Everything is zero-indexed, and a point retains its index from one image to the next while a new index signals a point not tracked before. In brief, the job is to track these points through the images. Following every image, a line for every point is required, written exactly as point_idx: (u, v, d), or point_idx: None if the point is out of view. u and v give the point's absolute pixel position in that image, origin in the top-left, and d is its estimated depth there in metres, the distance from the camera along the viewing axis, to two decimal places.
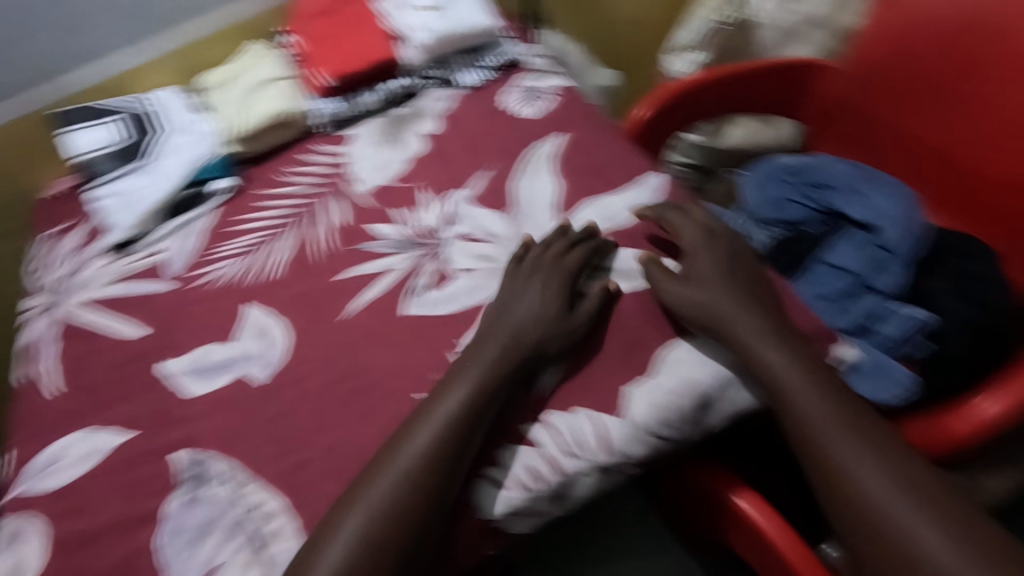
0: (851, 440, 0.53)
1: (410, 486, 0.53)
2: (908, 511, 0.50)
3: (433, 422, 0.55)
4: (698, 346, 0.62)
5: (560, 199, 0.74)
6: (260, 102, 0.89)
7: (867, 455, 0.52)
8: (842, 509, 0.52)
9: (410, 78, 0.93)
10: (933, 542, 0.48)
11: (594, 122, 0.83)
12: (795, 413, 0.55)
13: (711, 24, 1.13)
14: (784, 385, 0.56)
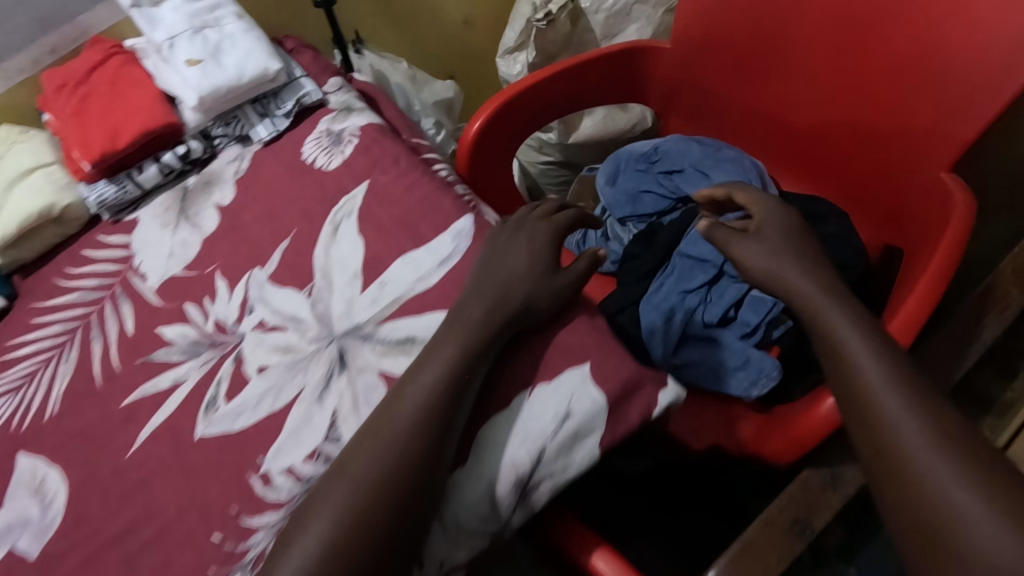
0: (894, 395, 0.51)
1: (399, 465, 0.48)
2: (958, 481, 0.46)
3: (414, 399, 0.50)
4: (512, 415, 0.53)
5: (364, 264, 0.66)
6: (16, 200, 0.76)
7: (911, 414, 0.50)
8: (885, 473, 0.49)
9: (196, 140, 0.81)
10: (975, 514, 0.44)
11: (404, 161, 0.75)
12: (854, 369, 0.55)
13: (524, 23, 1.07)
14: (849, 345, 0.56)
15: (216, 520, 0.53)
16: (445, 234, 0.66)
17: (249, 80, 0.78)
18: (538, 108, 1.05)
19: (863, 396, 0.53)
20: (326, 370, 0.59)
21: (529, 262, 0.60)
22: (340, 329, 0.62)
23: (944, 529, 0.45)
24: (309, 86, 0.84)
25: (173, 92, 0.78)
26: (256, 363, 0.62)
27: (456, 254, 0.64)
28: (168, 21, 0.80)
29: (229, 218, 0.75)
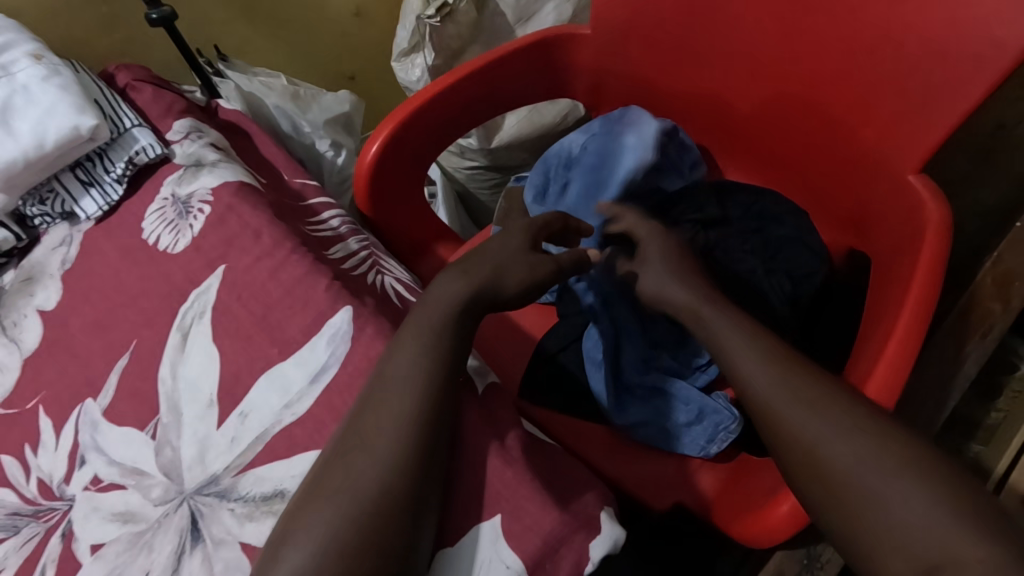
0: (792, 396, 0.47)
1: (360, 533, 0.39)
2: (874, 471, 0.42)
3: (390, 396, 0.45)
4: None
5: (221, 388, 0.52)
6: None
7: (810, 411, 0.46)
8: (807, 483, 0.45)
9: (8, 227, 0.65)
10: (906, 506, 0.40)
11: (267, 236, 0.60)
12: (737, 371, 0.51)
13: (415, 19, 0.90)
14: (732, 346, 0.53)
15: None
16: (318, 338, 0.53)
17: (55, 146, 0.61)
18: (435, 125, 0.86)
19: (756, 407, 0.49)
20: (175, 544, 0.47)
21: (408, 358, 0.47)
22: (192, 483, 0.49)
23: (882, 529, 0.40)
24: (145, 139, 0.67)
25: None
26: (89, 540, 0.49)
27: (332, 366, 0.51)
28: None
29: (57, 326, 0.60)
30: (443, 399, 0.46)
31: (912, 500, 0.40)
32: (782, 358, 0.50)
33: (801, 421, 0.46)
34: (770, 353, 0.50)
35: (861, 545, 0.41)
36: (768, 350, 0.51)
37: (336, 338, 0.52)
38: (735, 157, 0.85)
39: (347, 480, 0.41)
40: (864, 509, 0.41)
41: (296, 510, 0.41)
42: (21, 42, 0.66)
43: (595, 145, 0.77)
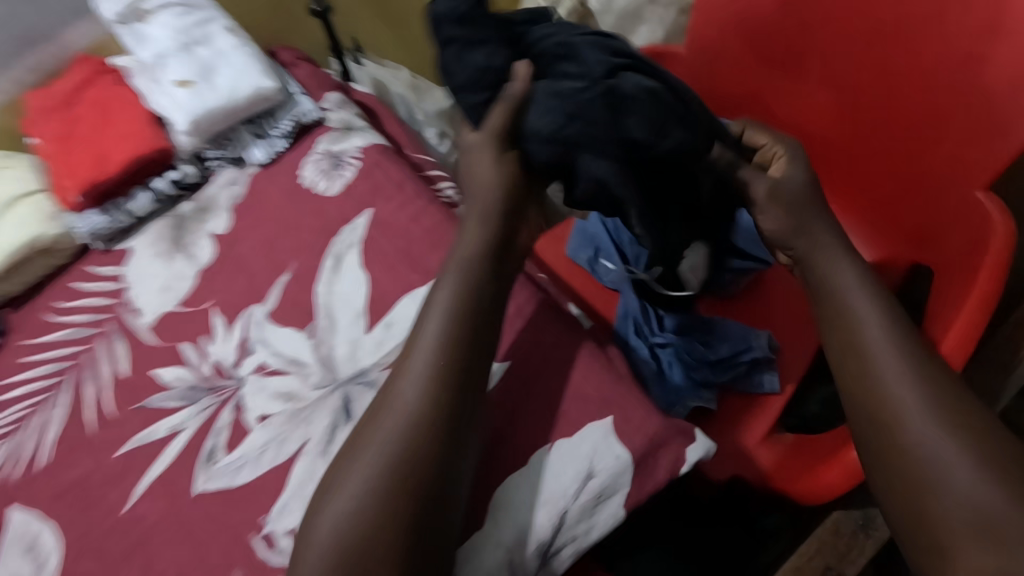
0: (913, 373, 0.49)
1: (382, 502, 0.43)
2: (970, 476, 0.44)
3: (428, 340, 0.49)
4: (541, 472, 0.49)
5: (368, 303, 0.62)
6: (6, 233, 0.74)
7: (918, 384, 0.48)
8: (885, 457, 0.48)
9: (191, 165, 0.77)
10: (970, 494, 0.43)
11: (409, 188, 0.71)
12: (856, 335, 0.52)
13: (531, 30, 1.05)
14: (847, 313, 0.54)
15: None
16: None
17: (243, 100, 0.75)
18: None
19: (856, 373, 0.51)
20: (330, 420, 0.56)
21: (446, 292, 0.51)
22: (344, 373, 0.59)
23: (951, 512, 0.44)
24: (306, 104, 0.80)
25: (162, 114, 0.75)
26: (256, 411, 0.59)
27: None
28: (155, 37, 0.75)
29: (228, 248, 0.72)
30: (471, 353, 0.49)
31: (992, 491, 0.43)
32: (897, 326, 0.52)
33: (912, 398, 0.48)
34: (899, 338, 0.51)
35: (925, 530, 0.45)
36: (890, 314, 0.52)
37: None
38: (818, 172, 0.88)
39: (364, 448, 0.46)
40: (944, 490, 0.44)
41: (346, 450, 0.47)
42: (218, 18, 0.79)
43: None
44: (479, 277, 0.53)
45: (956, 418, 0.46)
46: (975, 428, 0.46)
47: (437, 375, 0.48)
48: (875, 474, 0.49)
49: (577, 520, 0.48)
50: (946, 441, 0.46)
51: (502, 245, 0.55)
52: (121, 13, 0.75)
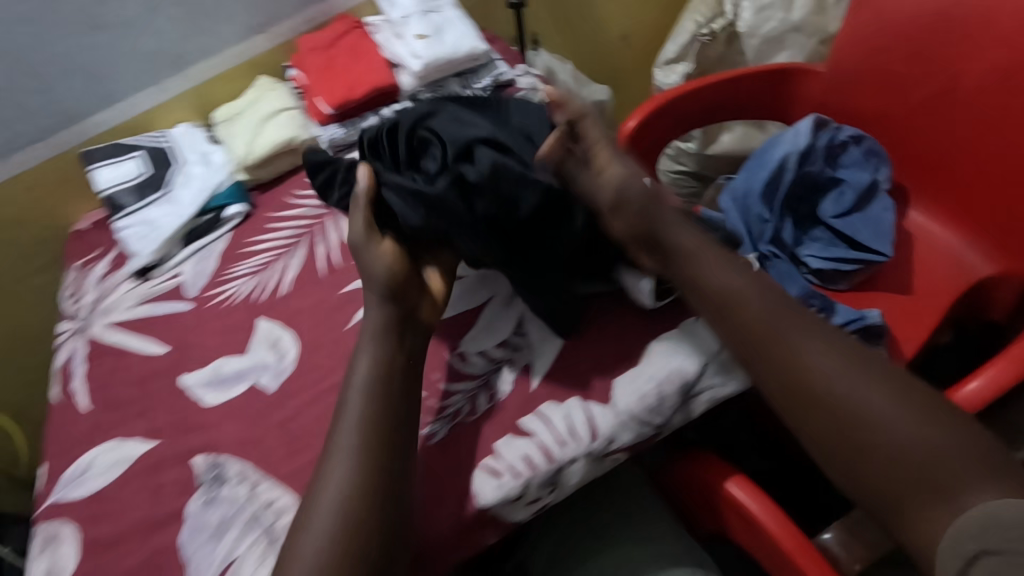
0: (822, 344, 0.55)
1: (361, 505, 0.50)
2: (904, 428, 0.49)
3: (355, 387, 0.56)
4: (688, 333, 0.62)
5: None
6: (268, 132, 0.95)
7: (834, 355, 0.54)
8: (824, 433, 0.52)
9: (407, 102, 0.96)
10: (909, 441, 0.49)
11: None
12: (755, 330, 0.56)
13: (689, 36, 1.18)
14: (742, 308, 0.57)
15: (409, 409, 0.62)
16: None
17: (463, 55, 0.94)
18: (685, 109, 1.10)
19: (788, 372, 0.54)
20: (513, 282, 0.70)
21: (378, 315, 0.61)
22: None
23: (907, 468, 0.48)
24: (504, 68, 0.99)
25: (399, 60, 0.95)
26: None
27: None
28: (403, 4, 0.97)
29: None
30: (397, 395, 0.57)
31: (927, 424, 0.49)
32: (783, 307, 0.57)
33: (829, 369, 0.53)
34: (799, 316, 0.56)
35: (892, 498, 0.49)
36: (751, 284, 0.58)
37: None
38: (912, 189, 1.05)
39: (326, 476, 0.52)
40: (885, 448, 0.49)
41: (312, 484, 0.53)
42: None
43: (778, 156, 0.98)
44: (384, 333, 0.60)
45: (879, 378, 0.52)
46: (887, 376, 0.53)
47: (378, 390, 0.56)
48: (821, 454, 0.53)
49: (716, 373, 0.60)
50: (874, 414, 0.51)
51: (404, 318, 0.62)
52: None
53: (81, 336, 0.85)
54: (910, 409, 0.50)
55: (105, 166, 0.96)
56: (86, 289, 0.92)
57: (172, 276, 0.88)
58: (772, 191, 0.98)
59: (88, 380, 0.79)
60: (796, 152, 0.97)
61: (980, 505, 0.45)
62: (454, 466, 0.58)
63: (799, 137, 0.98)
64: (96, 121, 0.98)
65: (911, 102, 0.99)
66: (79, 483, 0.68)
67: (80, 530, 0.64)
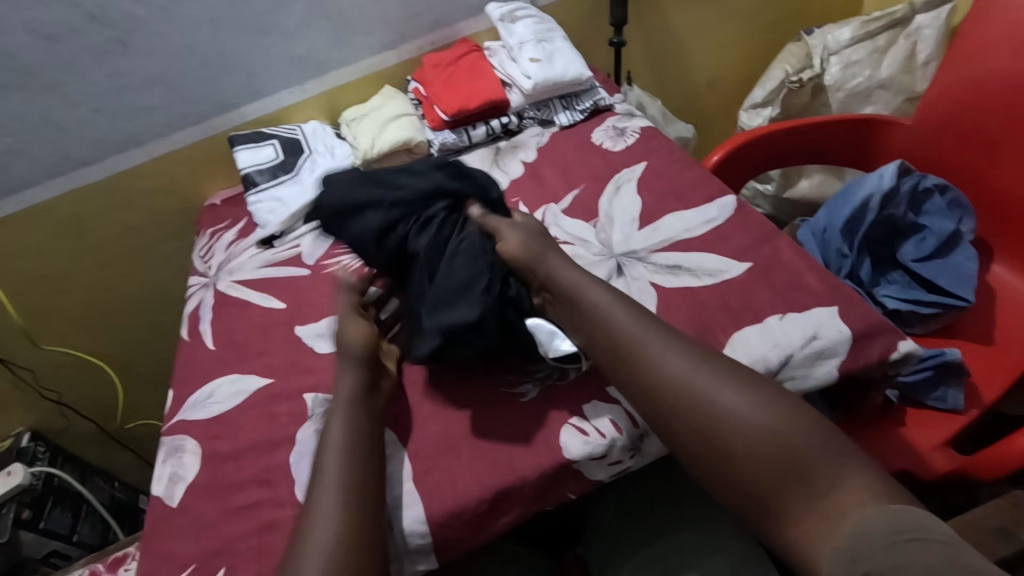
0: (684, 354, 0.61)
1: (357, 539, 0.54)
2: (759, 421, 0.56)
3: (332, 447, 0.60)
4: (773, 328, 0.66)
5: (641, 213, 0.84)
6: (388, 132, 1.06)
7: (691, 362, 0.60)
8: (697, 443, 0.57)
9: (512, 117, 1.08)
10: (769, 435, 0.55)
11: (678, 154, 0.94)
12: (624, 347, 0.62)
13: (777, 82, 1.25)
14: (602, 322, 0.64)
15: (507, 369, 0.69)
16: (712, 204, 0.82)
17: (569, 79, 1.04)
18: (770, 148, 1.16)
19: (657, 382, 0.60)
20: (606, 273, 0.77)
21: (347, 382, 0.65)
22: (619, 251, 0.79)
23: (768, 464, 0.54)
24: (604, 94, 1.08)
25: (511, 79, 1.07)
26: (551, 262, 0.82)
27: (720, 219, 0.80)
28: (518, 33, 1.10)
29: (532, 171, 0.99)
30: (372, 447, 0.61)
31: (778, 423, 0.56)
32: (641, 319, 0.64)
33: (689, 376, 0.59)
34: (651, 328, 0.63)
35: (761, 495, 0.54)
36: (617, 303, 0.66)
37: (721, 207, 0.81)
38: (998, 244, 1.06)
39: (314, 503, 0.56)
40: (746, 447, 0.55)
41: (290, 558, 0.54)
42: (557, 30, 1.12)
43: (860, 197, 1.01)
44: (354, 401, 0.63)
45: (730, 378, 0.59)
46: (738, 379, 0.59)
47: (353, 415, 0.62)
48: (692, 461, 0.58)
49: (800, 366, 0.63)
50: (729, 420, 0.57)
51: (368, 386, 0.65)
52: (502, 15, 1.11)
53: (209, 289, 0.96)
54: (765, 407, 0.57)
55: (244, 150, 1.08)
56: (215, 252, 1.03)
57: (293, 247, 0.99)
58: (852, 230, 1.01)
59: (213, 325, 0.89)
60: (880, 193, 1.00)
61: (839, 492, 0.52)
62: (545, 420, 0.63)
63: (883, 180, 1.00)
64: (245, 112, 1.13)
65: (1002, 158, 1.00)
66: (201, 407, 0.77)
67: (202, 444, 0.72)
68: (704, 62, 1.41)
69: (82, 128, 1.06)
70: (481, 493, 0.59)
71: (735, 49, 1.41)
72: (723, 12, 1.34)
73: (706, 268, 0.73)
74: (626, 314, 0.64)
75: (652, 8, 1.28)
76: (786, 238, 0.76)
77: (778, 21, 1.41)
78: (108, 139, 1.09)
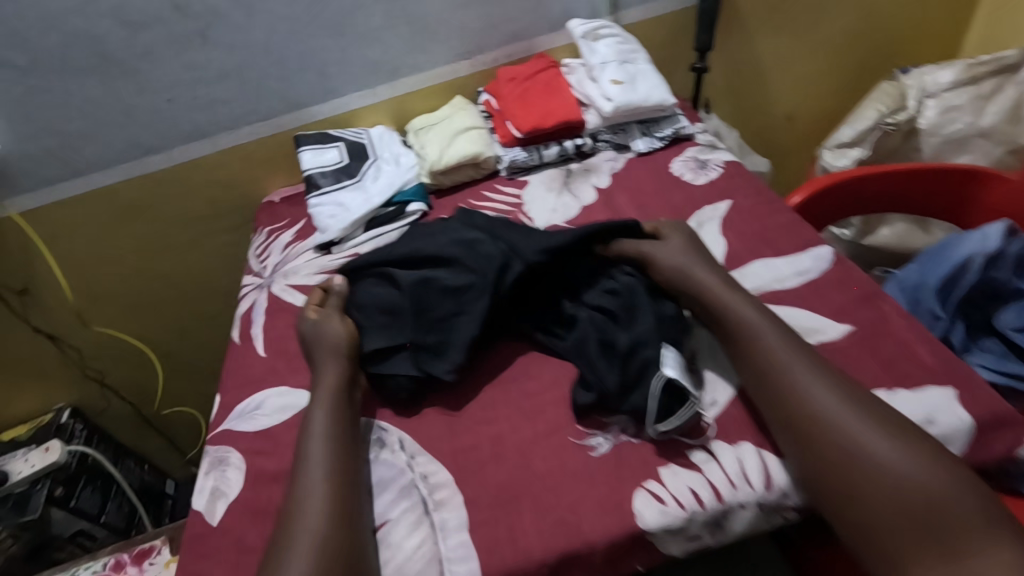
0: (831, 385, 0.57)
1: (346, 521, 0.55)
2: (901, 469, 0.51)
3: (318, 429, 0.61)
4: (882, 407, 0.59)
5: (726, 257, 0.78)
6: (457, 143, 1.02)
7: (838, 394, 0.56)
8: (816, 474, 0.53)
9: (586, 139, 1.03)
10: (911, 486, 0.50)
11: (766, 193, 0.87)
12: (763, 367, 0.59)
13: (870, 123, 1.17)
14: (751, 339, 0.61)
15: (579, 416, 0.63)
16: (806, 254, 0.76)
17: (651, 104, 0.99)
18: (854, 194, 1.09)
19: (794, 406, 0.56)
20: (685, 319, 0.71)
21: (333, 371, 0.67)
22: None
23: (904, 517, 0.49)
24: (686, 123, 1.03)
25: (589, 99, 1.02)
26: None
27: (815, 272, 0.73)
28: (601, 51, 1.05)
29: (605, 199, 0.94)
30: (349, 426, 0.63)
31: (921, 470, 0.50)
32: (789, 341, 0.60)
33: (833, 407, 0.55)
34: (797, 350, 0.59)
35: (889, 553, 0.49)
36: (766, 323, 0.62)
37: (816, 258, 0.75)
38: None
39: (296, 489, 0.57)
40: (882, 493, 0.50)
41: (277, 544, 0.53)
42: (640, 51, 1.07)
43: (956, 256, 0.94)
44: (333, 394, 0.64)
45: (877, 419, 0.54)
46: (886, 422, 0.54)
47: (335, 408, 0.63)
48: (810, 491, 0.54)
49: None
50: (870, 462, 0.51)
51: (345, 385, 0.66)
52: (584, 32, 1.07)
53: (263, 290, 0.94)
54: (911, 454, 0.51)
55: (310, 150, 1.06)
56: (271, 252, 1.01)
57: (351, 255, 0.96)
58: (945, 290, 0.93)
59: (265, 330, 0.86)
60: (981, 255, 0.91)
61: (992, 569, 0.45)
62: (617, 480, 0.58)
63: (986, 240, 0.92)
64: (313, 112, 1.12)
65: None
66: (247, 418, 0.74)
67: (247, 460, 0.69)
68: (787, 93, 1.34)
69: (154, 116, 1.06)
70: (543, 555, 0.54)
71: (820, 82, 1.34)
72: (813, 43, 1.27)
73: (802, 327, 0.67)
74: (777, 335, 0.61)
75: (738, 34, 1.22)
76: (891, 300, 0.69)
77: (871, 57, 1.33)
78: (177, 129, 1.08)
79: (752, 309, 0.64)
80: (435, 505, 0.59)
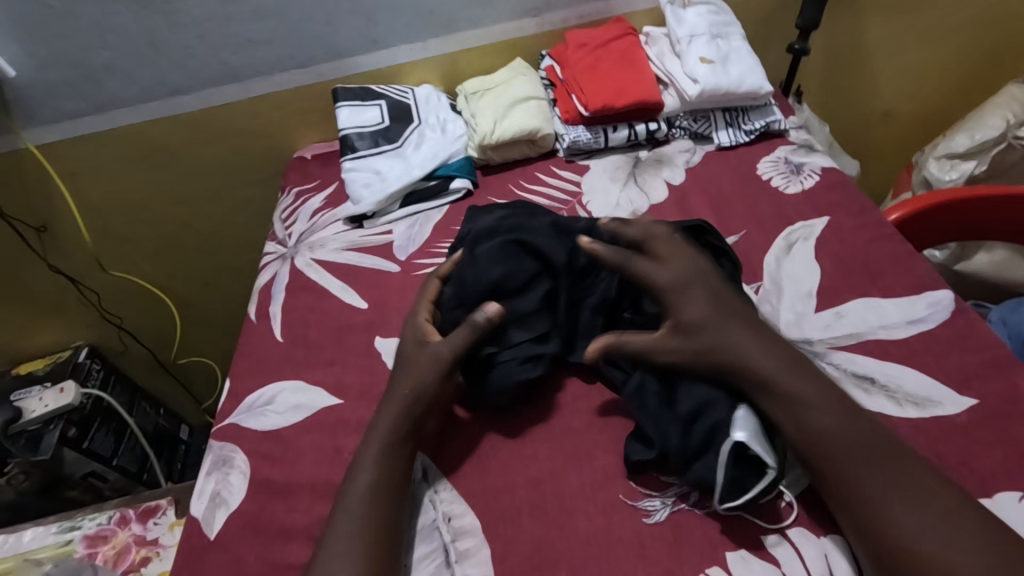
0: (887, 478, 0.48)
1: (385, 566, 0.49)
2: None
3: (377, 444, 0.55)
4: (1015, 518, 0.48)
5: (821, 290, 0.66)
6: (513, 115, 0.90)
7: (904, 489, 0.47)
8: None
9: (660, 124, 0.90)
10: None
11: (872, 213, 0.74)
12: (812, 445, 0.51)
13: (994, 134, 1.01)
14: (806, 431, 0.51)
15: (634, 471, 0.55)
16: (918, 298, 0.64)
17: (743, 92, 0.85)
18: (951, 220, 0.94)
19: (863, 520, 0.47)
20: None
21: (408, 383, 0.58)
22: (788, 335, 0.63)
23: None
24: (779, 116, 0.89)
25: (670, 78, 0.89)
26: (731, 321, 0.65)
27: (930, 322, 0.62)
28: (690, 22, 0.90)
29: (678, 198, 0.82)
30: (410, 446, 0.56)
31: None
32: (854, 434, 0.50)
33: (892, 506, 0.46)
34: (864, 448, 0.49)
35: None
36: (819, 395, 0.52)
37: (930, 304, 0.63)
38: None
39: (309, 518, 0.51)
40: None
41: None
42: (735, 25, 0.92)
43: None
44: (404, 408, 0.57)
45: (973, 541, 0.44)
46: (987, 541, 0.44)
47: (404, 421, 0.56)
48: None
49: None
50: None
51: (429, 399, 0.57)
52: None
53: (285, 262, 0.85)
54: None
55: (348, 106, 0.94)
56: (297, 218, 0.92)
57: (384, 233, 0.86)
58: None
59: (284, 310, 0.78)
60: None
61: None
62: (673, 560, 0.49)
63: None
64: (357, 63, 1.00)
65: None
66: (256, 414, 0.67)
67: (253, 464, 0.62)
68: (890, 88, 1.17)
69: (183, 53, 0.95)
70: None
71: (931, 77, 1.17)
72: (932, 33, 1.10)
73: (911, 395, 0.56)
74: (838, 424, 0.51)
75: (848, 15, 1.05)
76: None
77: (998, 54, 1.14)
78: (208, 69, 0.98)
79: (803, 384, 0.53)
80: (458, 557, 0.52)
